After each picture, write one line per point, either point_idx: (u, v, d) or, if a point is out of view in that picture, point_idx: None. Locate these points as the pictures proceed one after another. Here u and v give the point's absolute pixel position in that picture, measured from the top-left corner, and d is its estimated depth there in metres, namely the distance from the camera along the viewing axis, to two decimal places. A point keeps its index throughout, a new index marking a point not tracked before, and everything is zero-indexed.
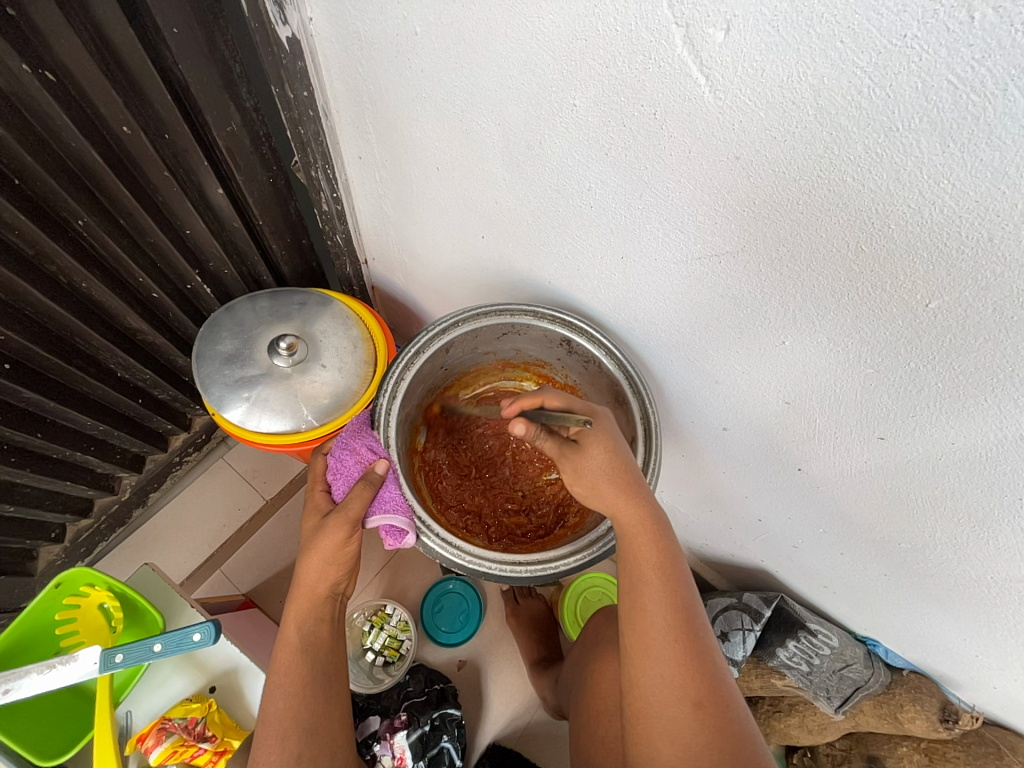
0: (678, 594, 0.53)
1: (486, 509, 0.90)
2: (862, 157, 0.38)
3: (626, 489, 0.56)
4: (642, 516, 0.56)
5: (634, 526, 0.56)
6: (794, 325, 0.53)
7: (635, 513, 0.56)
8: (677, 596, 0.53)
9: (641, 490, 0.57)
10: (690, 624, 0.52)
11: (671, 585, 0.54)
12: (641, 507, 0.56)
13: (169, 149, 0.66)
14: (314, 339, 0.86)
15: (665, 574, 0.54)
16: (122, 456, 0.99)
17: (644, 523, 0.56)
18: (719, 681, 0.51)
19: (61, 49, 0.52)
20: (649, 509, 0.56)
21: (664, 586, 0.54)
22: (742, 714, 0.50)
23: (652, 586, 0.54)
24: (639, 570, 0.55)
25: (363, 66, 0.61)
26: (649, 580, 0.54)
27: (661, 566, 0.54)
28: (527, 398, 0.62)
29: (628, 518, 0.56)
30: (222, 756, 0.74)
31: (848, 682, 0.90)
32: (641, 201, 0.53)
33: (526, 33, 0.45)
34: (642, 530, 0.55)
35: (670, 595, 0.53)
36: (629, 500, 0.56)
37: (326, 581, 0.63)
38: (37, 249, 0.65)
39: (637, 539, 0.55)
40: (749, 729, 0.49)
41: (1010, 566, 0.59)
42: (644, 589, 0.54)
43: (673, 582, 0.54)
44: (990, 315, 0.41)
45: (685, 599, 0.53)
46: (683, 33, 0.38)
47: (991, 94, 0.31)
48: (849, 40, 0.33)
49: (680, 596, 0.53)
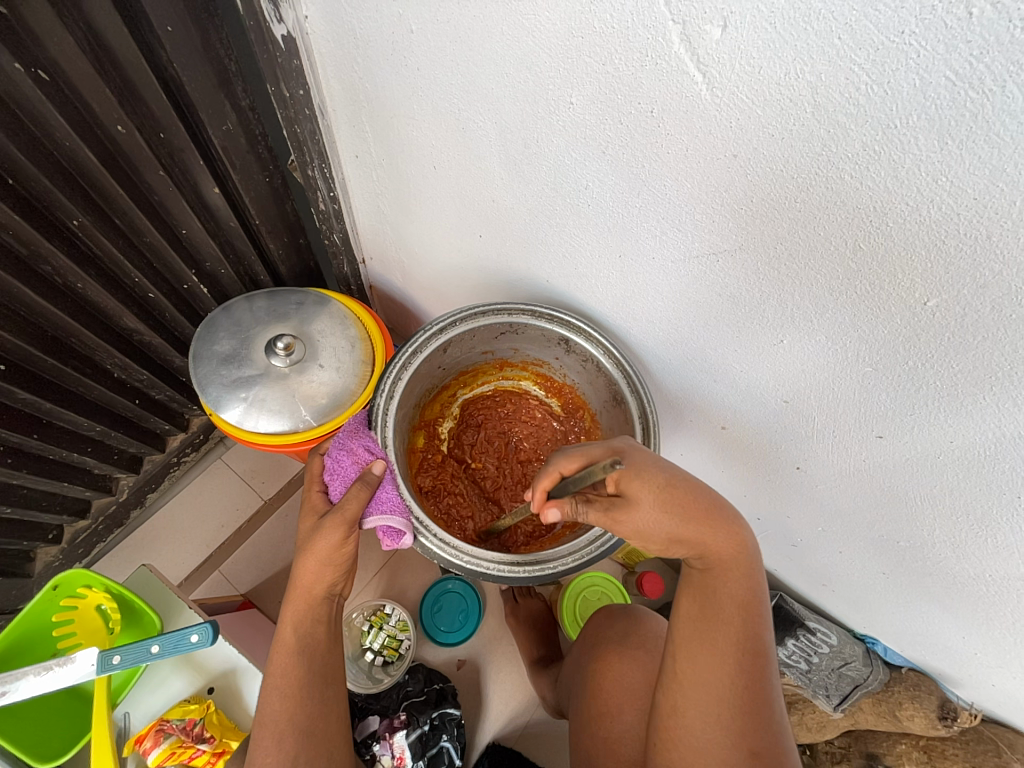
0: (754, 637, 0.52)
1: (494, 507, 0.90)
2: (860, 154, 0.38)
3: (705, 519, 0.51)
4: (733, 549, 0.52)
5: (721, 559, 0.52)
6: (792, 323, 0.53)
7: (725, 545, 0.52)
8: (752, 639, 0.52)
9: (726, 519, 0.52)
10: (759, 669, 0.51)
11: (748, 627, 0.52)
12: (734, 544, 0.52)
13: (164, 148, 0.66)
14: (311, 339, 0.85)
15: (744, 612, 0.52)
16: (119, 457, 0.99)
17: (734, 557, 0.52)
18: (777, 731, 0.51)
19: (54, 48, 0.52)
20: (739, 542, 0.52)
21: (743, 628, 0.52)
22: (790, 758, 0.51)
23: (731, 626, 0.52)
24: (719, 606, 0.52)
25: (359, 64, 0.61)
26: (728, 621, 0.52)
27: (743, 604, 0.52)
28: (545, 478, 0.55)
29: (718, 551, 0.52)
30: (221, 757, 0.73)
31: (847, 680, 0.90)
32: (638, 200, 0.53)
33: (522, 31, 0.45)
34: (731, 565, 0.52)
35: (745, 638, 0.51)
36: (721, 536, 0.52)
37: (323, 582, 0.63)
38: (32, 249, 0.65)
39: (723, 574, 0.52)
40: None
41: (1009, 564, 0.59)
42: (720, 627, 0.52)
43: (751, 624, 0.52)
44: (989, 313, 0.41)
45: (760, 643, 0.52)
46: (679, 29, 0.38)
47: (989, 90, 0.31)
48: (848, 37, 0.33)
49: (756, 641, 0.52)
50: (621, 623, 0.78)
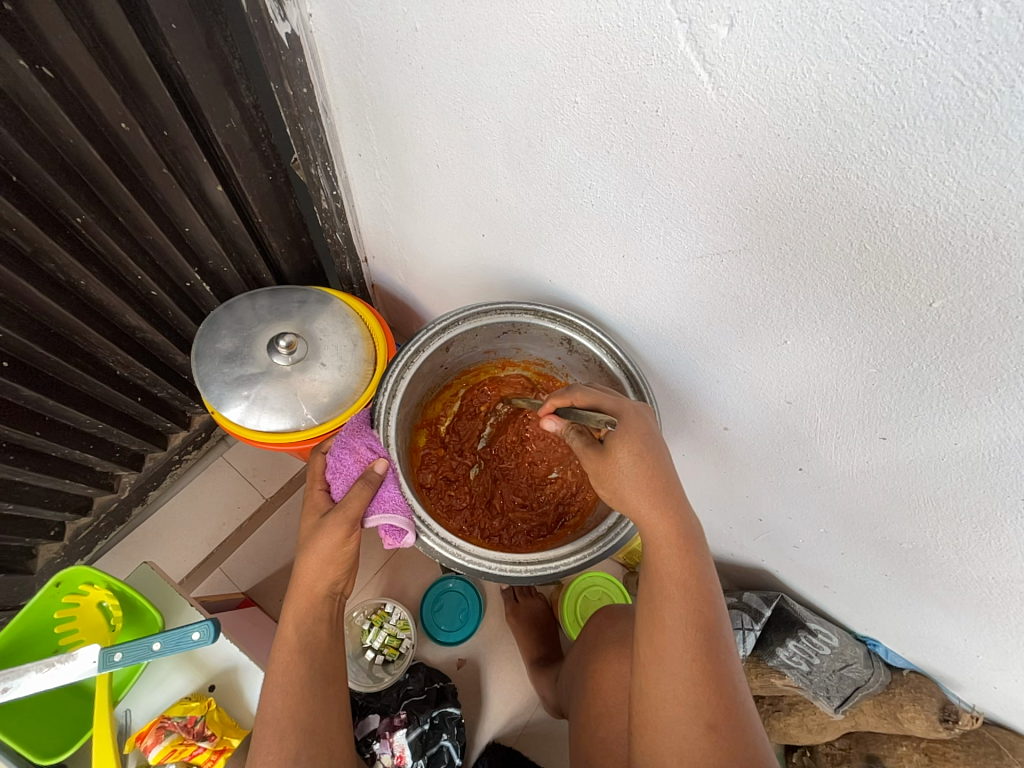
0: (700, 613, 0.52)
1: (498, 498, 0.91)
2: (866, 154, 0.38)
3: (656, 497, 0.54)
4: (670, 528, 0.53)
5: (661, 539, 0.53)
6: (795, 325, 0.53)
7: (661, 522, 0.53)
8: (700, 616, 0.52)
9: (673, 498, 0.54)
10: (710, 644, 0.51)
11: (693, 604, 0.52)
12: (671, 523, 0.53)
13: (168, 146, 0.66)
14: (313, 337, 0.85)
15: (687, 591, 0.52)
16: (121, 455, 0.99)
17: (670, 535, 0.53)
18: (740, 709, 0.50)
19: (58, 45, 0.52)
20: (677, 520, 0.54)
21: (687, 603, 0.52)
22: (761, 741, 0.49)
23: (673, 603, 0.52)
24: (662, 585, 0.53)
25: (363, 63, 0.61)
26: (670, 597, 0.52)
27: (685, 582, 0.53)
28: (558, 398, 0.64)
29: (656, 528, 0.54)
30: (221, 755, 0.73)
31: (848, 682, 0.90)
32: (642, 199, 0.53)
33: (528, 30, 0.45)
34: (668, 543, 0.53)
35: (691, 614, 0.52)
36: (660, 513, 0.54)
37: (324, 581, 0.63)
38: (35, 246, 0.65)
39: (663, 553, 0.53)
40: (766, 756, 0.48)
41: (1012, 567, 0.58)
42: (664, 604, 0.53)
43: (698, 600, 0.52)
44: (994, 315, 0.40)
45: (708, 619, 0.52)
46: (685, 29, 0.38)
47: (998, 90, 0.31)
48: (855, 36, 0.33)
49: (703, 617, 0.52)
50: (621, 623, 0.78)
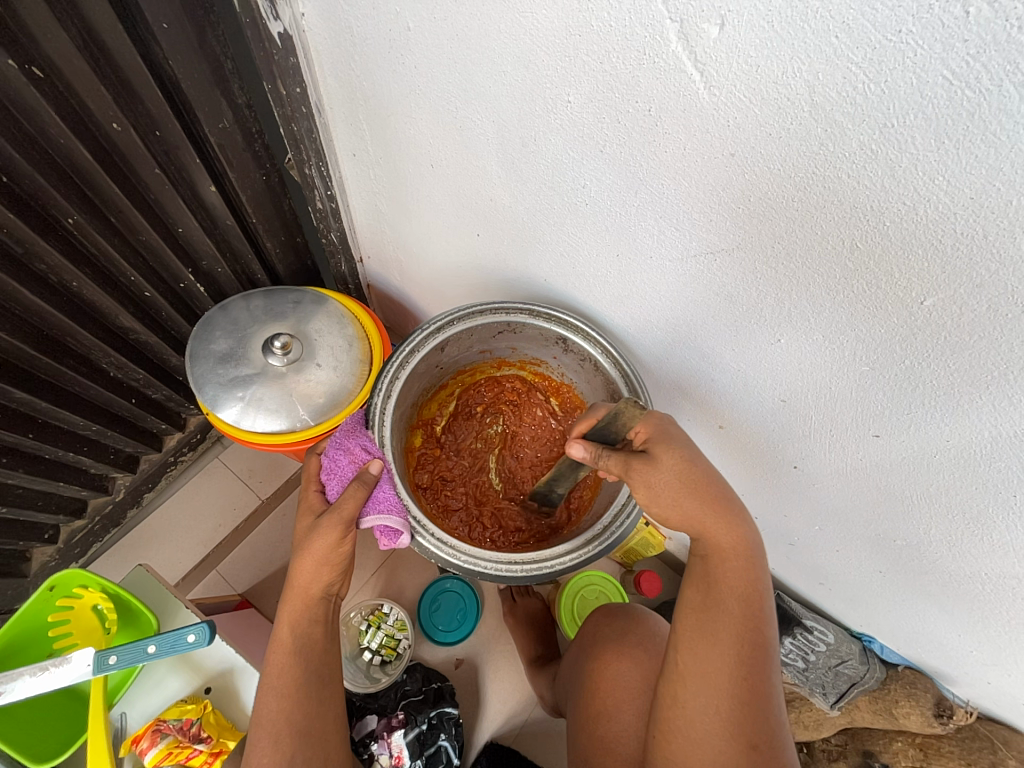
0: (755, 628, 0.52)
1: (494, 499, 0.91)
2: (857, 153, 0.38)
3: (714, 506, 0.54)
4: (734, 541, 0.53)
5: (723, 549, 0.53)
6: (789, 323, 0.53)
7: (727, 535, 0.53)
8: (753, 632, 0.52)
9: (733, 509, 0.54)
10: (758, 661, 0.51)
11: (749, 620, 0.52)
12: (737, 535, 0.53)
13: (160, 146, 0.66)
14: (308, 338, 0.85)
15: (746, 605, 0.52)
16: (115, 456, 0.98)
17: (736, 547, 0.53)
18: (777, 728, 0.51)
19: (48, 44, 0.51)
20: (741, 534, 0.53)
21: (743, 618, 0.52)
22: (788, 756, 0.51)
23: (730, 616, 0.52)
24: (719, 596, 0.53)
25: (356, 62, 0.60)
26: (729, 611, 0.52)
27: (746, 597, 0.53)
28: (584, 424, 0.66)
29: (719, 538, 0.53)
30: (217, 757, 0.72)
31: (843, 678, 0.91)
32: (636, 198, 0.53)
33: (521, 30, 0.45)
34: (733, 555, 0.53)
35: (746, 629, 0.52)
36: (727, 525, 0.53)
37: (320, 581, 0.62)
38: (26, 248, 0.65)
39: (725, 563, 0.53)
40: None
41: (1004, 563, 0.59)
42: (720, 616, 0.52)
43: (753, 616, 0.52)
44: (985, 312, 0.41)
45: (762, 636, 0.52)
46: (677, 28, 0.38)
47: (986, 89, 0.31)
48: (845, 36, 0.33)
49: (758, 634, 0.52)
50: (619, 622, 0.78)
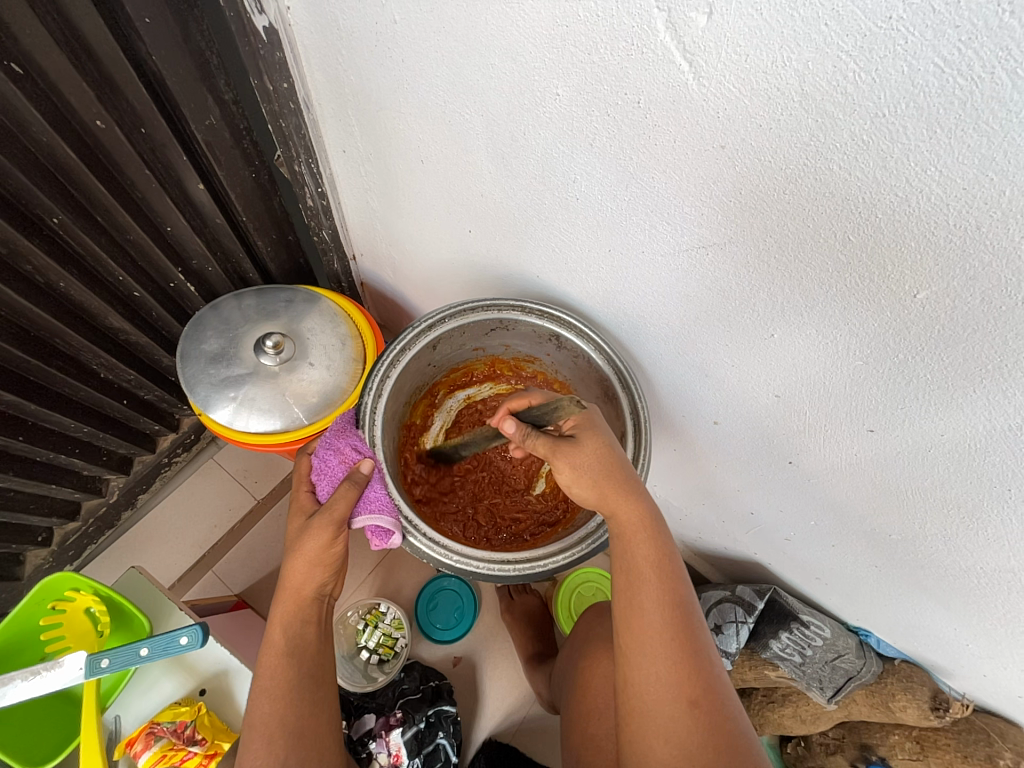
0: (674, 593, 0.53)
1: (487, 498, 0.91)
2: (848, 144, 0.37)
3: (620, 486, 0.57)
4: (640, 515, 0.56)
5: (631, 525, 0.56)
6: (782, 317, 0.52)
7: (632, 511, 0.56)
8: (674, 595, 0.53)
9: (636, 489, 0.57)
10: (685, 622, 0.52)
11: (668, 584, 0.54)
12: (639, 507, 0.56)
13: (145, 144, 0.65)
14: (300, 337, 0.84)
15: (661, 572, 0.54)
16: (108, 458, 0.98)
17: (642, 520, 0.56)
18: (718, 685, 0.51)
19: (27, 39, 0.50)
20: (645, 507, 0.56)
21: (662, 585, 0.54)
22: (737, 715, 0.51)
23: (649, 585, 0.54)
24: (636, 570, 0.55)
25: (343, 56, 0.59)
26: (646, 580, 0.54)
27: (659, 565, 0.54)
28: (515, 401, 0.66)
29: (625, 514, 0.56)
30: (211, 760, 0.72)
31: (840, 672, 0.90)
32: (627, 192, 0.53)
33: (508, 20, 0.44)
34: (641, 528, 0.56)
35: (667, 594, 0.53)
36: (632, 501, 0.56)
37: (311, 582, 0.62)
38: (11, 248, 0.64)
39: (635, 538, 0.55)
40: (740, 723, 0.50)
41: (1000, 557, 0.59)
42: (642, 586, 0.54)
43: (670, 582, 0.54)
44: (979, 305, 0.40)
45: (682, 598, 0.53)
46: (665, 18, 0.38)
47: (978, 77, 0.31)
48: (834, 24, 0.33)
49: (677, 596, 0.53)
50: (612, 621, 0.77)
